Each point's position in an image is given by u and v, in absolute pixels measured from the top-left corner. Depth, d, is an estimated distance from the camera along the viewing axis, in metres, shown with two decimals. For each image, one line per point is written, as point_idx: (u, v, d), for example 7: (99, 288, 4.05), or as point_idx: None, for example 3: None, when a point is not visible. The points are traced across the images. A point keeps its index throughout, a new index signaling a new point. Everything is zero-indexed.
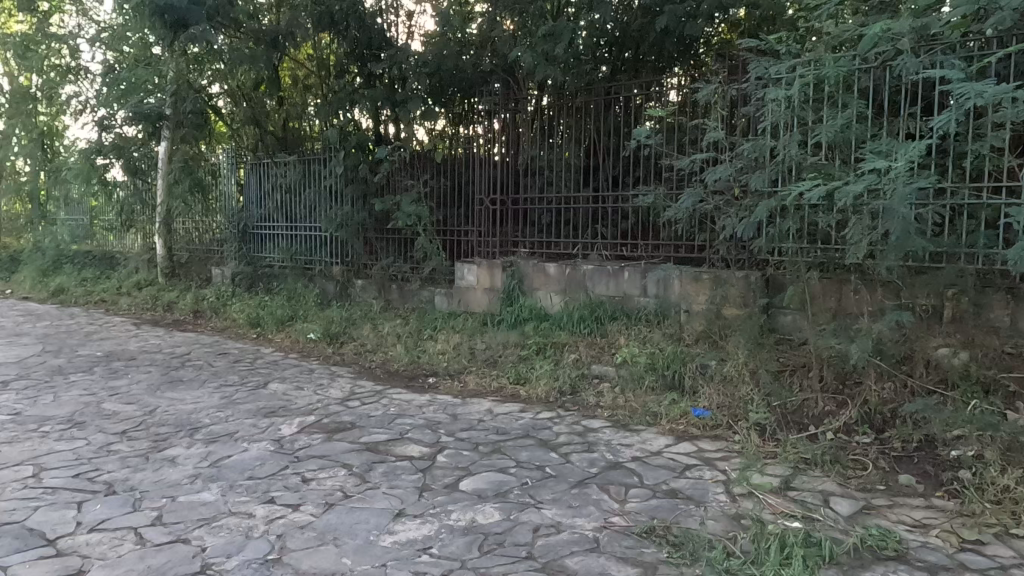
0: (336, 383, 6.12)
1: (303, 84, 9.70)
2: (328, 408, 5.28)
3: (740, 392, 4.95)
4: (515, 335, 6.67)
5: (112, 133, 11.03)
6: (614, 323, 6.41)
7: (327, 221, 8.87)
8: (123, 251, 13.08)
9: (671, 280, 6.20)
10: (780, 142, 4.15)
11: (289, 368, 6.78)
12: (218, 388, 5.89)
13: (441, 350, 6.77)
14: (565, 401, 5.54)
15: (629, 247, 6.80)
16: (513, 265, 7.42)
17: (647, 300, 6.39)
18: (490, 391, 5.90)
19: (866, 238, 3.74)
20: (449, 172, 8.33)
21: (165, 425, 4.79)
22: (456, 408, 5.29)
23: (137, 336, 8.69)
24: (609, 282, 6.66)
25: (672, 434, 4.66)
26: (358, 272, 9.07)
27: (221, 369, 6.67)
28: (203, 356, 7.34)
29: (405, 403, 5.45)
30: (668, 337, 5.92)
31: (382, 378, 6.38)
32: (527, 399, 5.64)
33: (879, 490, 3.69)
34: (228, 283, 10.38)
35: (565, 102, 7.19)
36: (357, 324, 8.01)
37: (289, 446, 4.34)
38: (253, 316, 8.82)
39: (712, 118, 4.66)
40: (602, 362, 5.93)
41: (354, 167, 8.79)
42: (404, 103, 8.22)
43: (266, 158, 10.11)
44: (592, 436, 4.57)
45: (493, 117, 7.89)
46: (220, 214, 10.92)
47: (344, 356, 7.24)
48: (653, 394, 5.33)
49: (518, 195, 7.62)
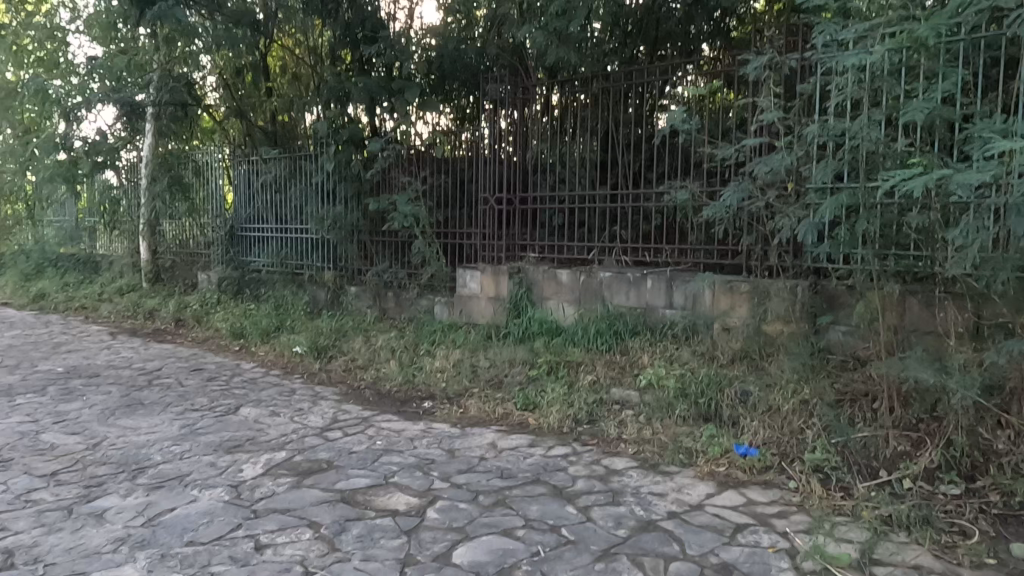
0: (318, 408, 5.33)
1: (292, 73, 9.01)
2: (304, 441, 4.50)
3: (792, 426, 4.19)
4: (524, 351, 5.89)
5: (110, 135, 10.42)
6: (636, 339, 5.65)
7: (317, 222, 8.14)
8: (108, 255, 12.32)
9: (701, 292, 5.49)
10: (855, 122, 3.35)
11: (269, 388, 6.01)
12: (182, 414, 5.11)
13: (440, 368, 5.98)
14: (582, 433, 4.74)
15: (651, 253, 6.10)
16: (520, 271, 6.64)
17: (672, 313, 5.65)
18: (493, 418, 5.10)
19: (978, 241, 2.95)
20: (451, 169, 7.59)
21: (107, 463, 4.02)
22: (454, 442, 4.50)
23: (109, 348, 7.93)
24: (630, 292, 5.90)
25: (713, 480, 3.88)
26: (351, 279, 8.32)
27: (191, 389, 5.90)
28: (175, 373, 6.58)
29: (394, 434, 4.67)
30: (699, 358, 5.17)
31: (372, 401, 5.59)
32: (537, 429, 4.85)
33: (990, 566, 2.90)
34: (214, 289, 9.64)
35: (580, 89, 6.40)
36: (348, 336, 7.25)
37: (248, 496, 3.56)
38: (237, 326, 8.08)
39: (765, 95, 3.85)
40: (624, 385, 5.16)
41: (347, 163, 8.01)
42: (401, 92, 7.47)
43: (254, 155, 9.31)
44: (616, 482, 3.79)
45: (498, 108, 7.10)
46: (206, 215, 10.18)
47: (332, 374, 6.47)
48: (685, 426, 4.55)
49: (526, 194, 6.86)
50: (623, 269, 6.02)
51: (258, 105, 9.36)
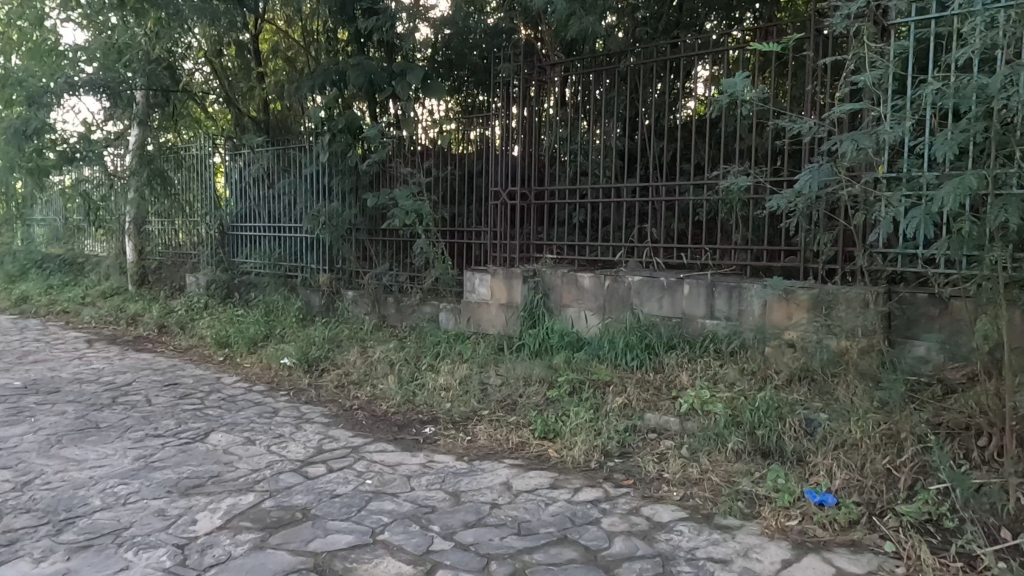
0: (301, 434, 4.55)
1: (283, 55, 8.37)
2: (280, 479, 3.72)
3: (876, 466, 3.43)
4: (541, 366, 5.10)
5: (95, 127, 9.68)
6: (672, 354, 4.87)
7: (310, 220, 7.38)
8: (96, 255, 11.61)
9: (748, 299, 4.73)
10: (995, 79, 2.55)
11: (248, 408, 5.24)
12: (139, 442, 4.34)
13: (444, 387, 5.21)
14: (613, 470, 3.94)
15: (687, 254, 5.32)
16: (536, 275, 5.85)
17: (714, 323, 4.89)
18: (506, 449, 4.30)
19: None
20: (458, 162, 6.85)
21: (29, 511, 3.24)
22: (460, 482, 3.71)
23: (81, 358, 7.19)
24: (663, 299, 5.13)
25: (785, 540, 3.08)
26: (349, 283, 7.55)
27: (159, 409, 5.13)
28: (146, 388, 5.83)
29: (387, 470, 3.89)
30: (750, 380, 4.41)
31: (364, 424, 4.81)
32: (558, 464, 4.05)
33: None
34: (202, 292, 8.91)
35: (607, 68, 5.62)
36: (342, 347, 6.48)
37: (196, 561, 2.79)
38: (222, 334, 7.33)
39: (860, 51, 3.11)
40: (661, 411, 4.39)
41: (343, 154, 7.24)
42: (403, 74, 6.67)
43: (245, 149, 8.59)
44: (664, 544, 3.00)
45: (510, 92, 6.34)
46: (194, 212, 9.44)
47: (322, 391, 5.70)
48: (740, 464, 3.77)
49: (542, 188, 6.09)
50: (655, 273, 5.24)
51: (248, 93, 8.70)
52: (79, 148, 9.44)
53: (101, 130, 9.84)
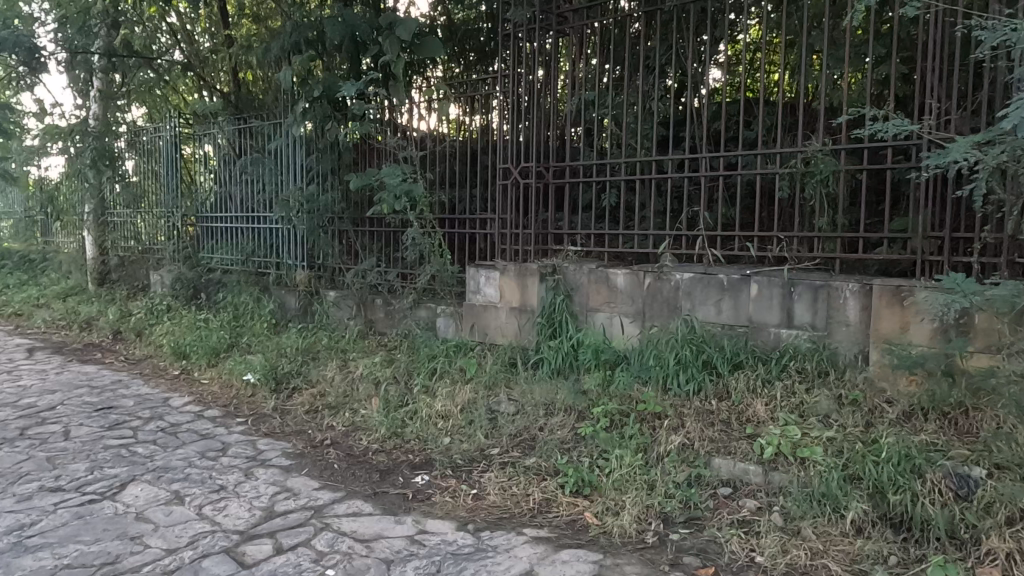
0: (249, 486, 3.40)
1: (257, 17, 7.31)
2: (204, 568, 2.59)
3: None
4: (567, 389, 3.94)
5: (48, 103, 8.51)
6: (739, 374, 3.70)
7: (282, 207, 6.34)
8: (56, 251, 10.45)
9: (843, 302, 3.56)
10: None
11: (190, 443, 4.08)
12: (23, 502, 3.17)
13: (441, 415, 4.09)
14: (680, 548, 2.80)
15: (750, 244, 4.15)
16: (554, 271, 4.64)
17: (794, 334, 3.72)
18: (525, 509, 3.16)
19: None
20: (457, 139, 5.71)
21: None
22: (463, 572, 2.57)
23: (10, 372, 6.03)
24: (722, 301, 3.95)
25: None
26: (330, 282, 6.40)
27: (72, 447, 3.97)
28: (70, 415, 4.67)
29: (360, 550, 2.73)
30: (854, 413, 3.26)
31: (336, 469, 3.65)
32: (602, 537, 2.89)
33: None
34: (167, 292, 7.74)
35: (647, 9, 4.44)
36: (319, 359, 5.34)
37: None
38: (179, 343, 6.17)
39: None
40: (734, 455, 3.24)
41: (321, 128, 6.05)
42: (392, 26, 5.45)
43: (210, 126, 7.49)
44: None
45: (521, 48, 5.13)
46: (159, 201, 8.29)
47: (289, 418, 4.55)
48: (866, 543, 2.66)
49: (560, 163, 4.90)
50: (710, 268, 4.07)
51: (218, 62, 7.63)
52: (28, 127, 8.27)
53: (54, 109, 8.66)
